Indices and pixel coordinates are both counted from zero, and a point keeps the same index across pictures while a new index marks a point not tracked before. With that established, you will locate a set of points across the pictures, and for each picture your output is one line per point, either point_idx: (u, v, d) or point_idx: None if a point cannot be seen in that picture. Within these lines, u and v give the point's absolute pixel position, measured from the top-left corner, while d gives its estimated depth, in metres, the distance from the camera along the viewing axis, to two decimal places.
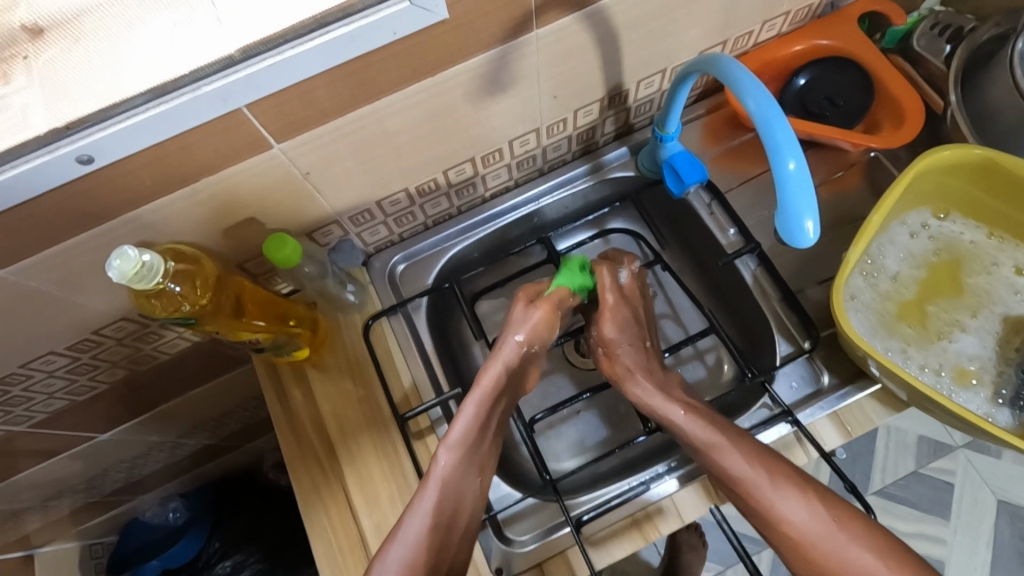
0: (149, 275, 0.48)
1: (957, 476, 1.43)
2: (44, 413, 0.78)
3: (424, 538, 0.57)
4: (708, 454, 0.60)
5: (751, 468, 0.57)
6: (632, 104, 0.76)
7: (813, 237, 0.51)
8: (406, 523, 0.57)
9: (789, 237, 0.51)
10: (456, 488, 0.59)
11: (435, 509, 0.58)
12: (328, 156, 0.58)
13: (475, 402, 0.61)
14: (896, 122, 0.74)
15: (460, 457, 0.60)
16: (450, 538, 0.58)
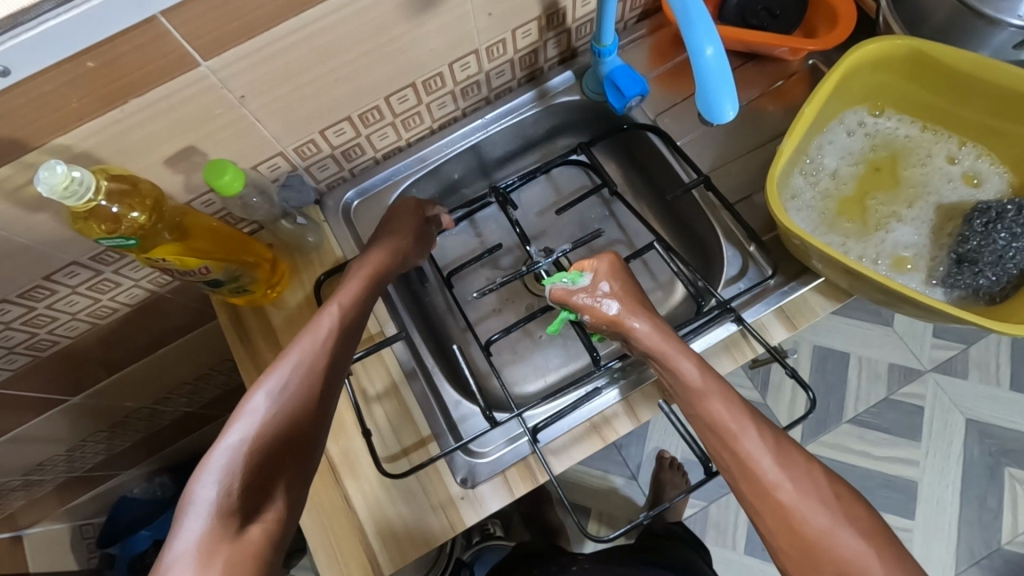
0: (80, 191, 0.48)
1: (927, 400, 1.38)
2: (8, 371, 0.79)
3: (305, 388, 0.54)
4: (694, 403, 0.57)
5: (746, 430, 0.55)
6: (572, 25, 0.76)
7: (732, 116, 0.52)
8: (274, 374, 0.54)
9: (711, 119, 0.52)
10: (333, 347, 0.58)
11: (315, 366, 0.56)
12: (260, 77, 0.58)
13: (357, 287, 0.63)
14: (830, 26, 0.76)
15: (345, 322, 0.60)
16: (329, 404, 0.56)
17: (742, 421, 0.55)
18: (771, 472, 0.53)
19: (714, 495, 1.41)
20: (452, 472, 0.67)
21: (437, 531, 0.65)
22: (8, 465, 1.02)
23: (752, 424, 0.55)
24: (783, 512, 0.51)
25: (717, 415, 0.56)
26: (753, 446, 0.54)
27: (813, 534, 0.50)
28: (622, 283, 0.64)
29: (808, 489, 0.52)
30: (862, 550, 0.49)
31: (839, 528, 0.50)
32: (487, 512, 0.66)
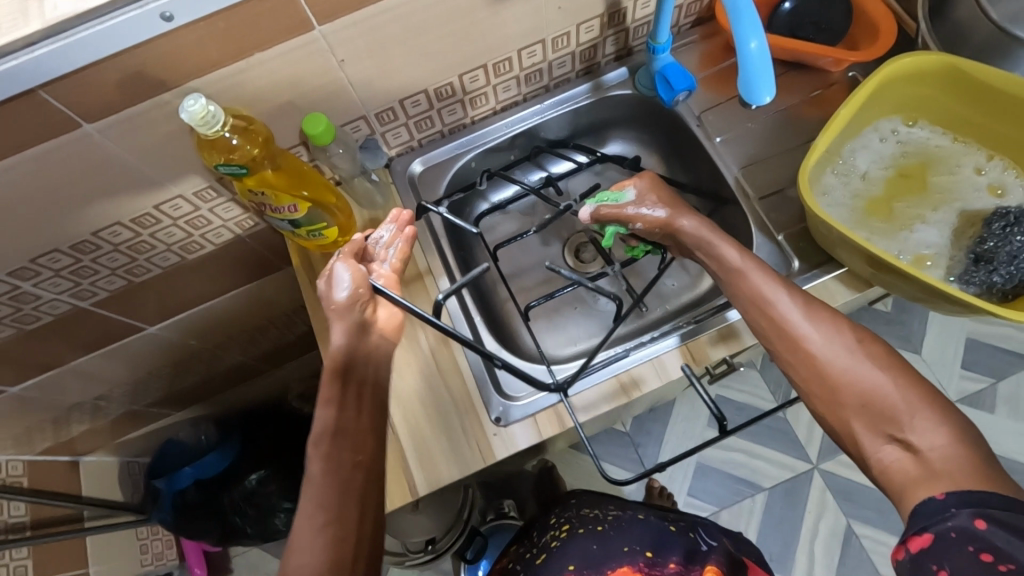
0: (212, 122, 0.58)
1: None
2: (106, 291, 0.90)
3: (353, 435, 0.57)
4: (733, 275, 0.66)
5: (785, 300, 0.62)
6: (631, 25, 0.84)
7: (767, 99, 0.60)
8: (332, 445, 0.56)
9: (749, 100, 0.60)
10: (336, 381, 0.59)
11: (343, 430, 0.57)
12: (358, 46, 0.68)
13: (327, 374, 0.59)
14: (872, 39, 0.82)
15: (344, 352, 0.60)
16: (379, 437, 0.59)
17: (780, 291, 0.63)
18: (811, 331, 0.60)
19: (727, 501, 1.45)
20: (488, 410, 0.75)
21: (470, 461, 0.73)
22: (82, 385, 1.13)
23: (789, 290, 0.63)
24: (824, 358, 0.59)
25: (763, 285, 0.64)
26: (783, 304, 0.62)
27: (840, 374, 0.58)
28: (662, 195, 0.75)
29: (848, 337, 0.59)
30: (881, 379, 0.56)
31: (858, 360, 0.58)
32: (517, 450, 0.73)
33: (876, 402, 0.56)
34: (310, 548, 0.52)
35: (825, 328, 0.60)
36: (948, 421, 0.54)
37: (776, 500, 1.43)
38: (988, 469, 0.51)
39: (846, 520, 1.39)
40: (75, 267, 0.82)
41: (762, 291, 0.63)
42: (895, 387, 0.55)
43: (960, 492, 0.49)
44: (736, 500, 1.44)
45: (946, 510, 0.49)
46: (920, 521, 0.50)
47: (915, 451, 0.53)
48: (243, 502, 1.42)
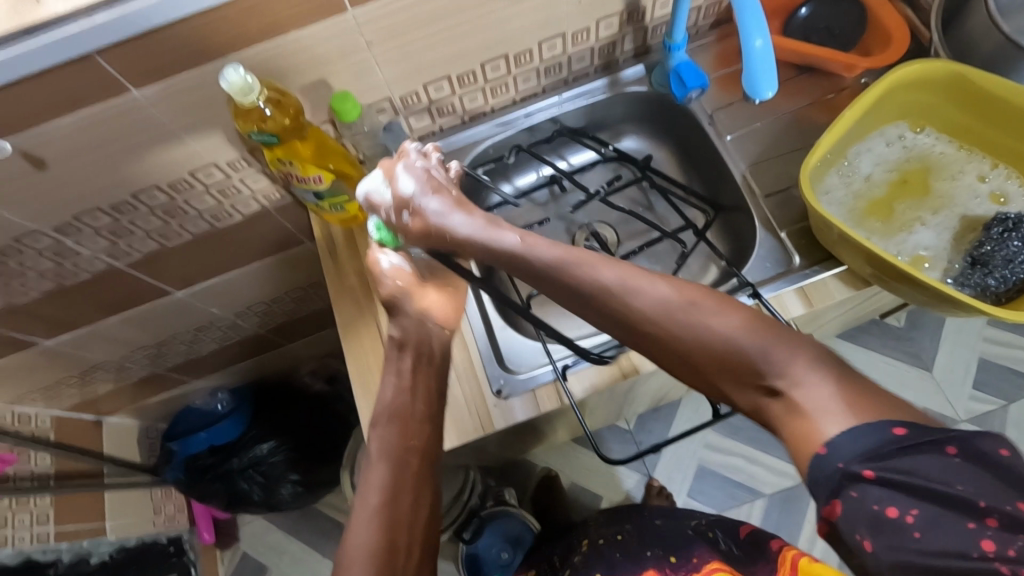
0: (248, 92, 0.63)
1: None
2: (139, 253, 0.96)
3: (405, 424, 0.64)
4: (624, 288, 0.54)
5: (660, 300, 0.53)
6: (649, 23, 0.87)
7: (769, 95, 0.62)
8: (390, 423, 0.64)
9: (751, 94, 0.63)
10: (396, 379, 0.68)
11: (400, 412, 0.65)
12: (387, 29, 0.72)
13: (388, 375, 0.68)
14: (885, 47, 0.84)
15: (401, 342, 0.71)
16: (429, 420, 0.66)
17: (625, 277, 0.54)
18: (685, 304, 0.51)
19: (724, 504, 1.46)
20: (490, 382, 0.78)
21: (470, 428, 0.76)
22: (110, 344, 1.19)
23: (634, 273, 0.54)
24: (672, 330, 0.51)
25: (595, 274, 0.55)
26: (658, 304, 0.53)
27: (718, 342, 0.49)
28: None
29: (709, 304, 0.51)
30: (781, 340, 0.48)
31: (739, 330, 0.49)
32: (515, 422, 0.77)
33: (757, 364, 0.48)
34: (365, 529, 0.57)
35: (671, 300, 0.52)
36: (843, 375, 0.47)
37: (773, 506, 1.44)
38: (873, 399, 0.45)
39: (843, 531, 1.39)
40: (112, 226, 0.87)
41: (594, 277, 0.55)
42: (798, 355, 0.47)
43: (845, 442, 0.43)
44: (733, 503, 1.45)
45: (837, 468, 0.43)
46: (823, 490, 0.44)
47: (793, 394, 0.47)
48: (251, 470, 1.47)
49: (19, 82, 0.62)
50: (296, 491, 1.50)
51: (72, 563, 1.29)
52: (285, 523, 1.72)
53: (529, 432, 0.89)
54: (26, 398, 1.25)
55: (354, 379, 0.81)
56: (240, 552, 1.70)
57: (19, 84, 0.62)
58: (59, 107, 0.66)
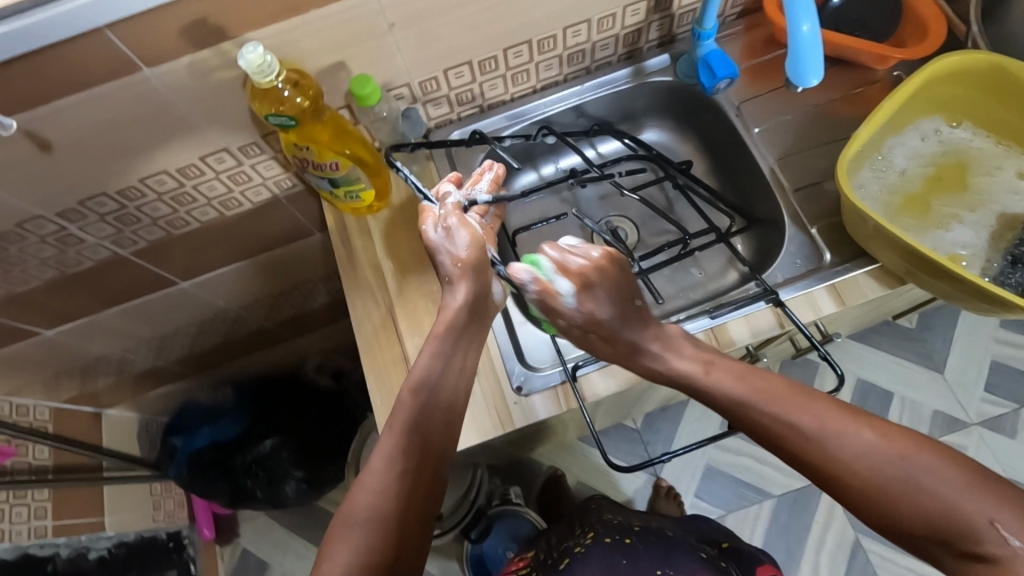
0: (267, 71, 0.60)
1: (969, 453, 1.34)
2: (146, 242, 0.93)
3: (430, 410, 0.58)
4: (803, 431, 0.52)
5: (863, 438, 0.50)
6: (676, 11, 0.85)
7: (815, 81, 0.60)
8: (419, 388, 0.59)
9: (797, 80, 0.61)
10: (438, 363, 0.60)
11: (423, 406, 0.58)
12: (408, 10, 0.69)
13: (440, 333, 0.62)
14: (920, 39, 0.82)
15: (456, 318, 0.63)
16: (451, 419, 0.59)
17: (825, 422, 0.51)
18: (896, 457, 0.48)
19: (734, 506, 1.44)
20: (509, 378, 0.76)
21: (488, 426, 0.74)
22: (112, 335, 1.17)
23: (830, 424, 0.51)
24: (865, 485, 0.49)
25: (777, 408, 0.53)
26: (843, 431, 0.50)
27: (894, 487, 0.48)
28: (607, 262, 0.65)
29: (924, 458, 0.48)
30: (980, 500, 0.45)
31: (928, 475, 0.47)
32: (535, 420, 0.74)
33: (940, 518, 0.46)
34: (391, 446, 0.56)
35: (801, 418, 0.52)
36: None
37: (784, 509, 1.42)
38: None
39: (855, 535, 1.37)
40: (118, 213, 0.84)
41: (791, 420, 0.52)
42: (993, 506, 0.45)
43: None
44: (743, 505, 1.43)
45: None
46: None
47: (1005, 564, 0.44)
48: (255, 466, 1.45)
49: (26, 58, 0.59)
50: (300, 488, 1.47)
51: (69, 559, 1.26)
52: (287, 520, 1.69)
53: (546, 430, 0.87)
54: (24, 389, 1.22)
55: (369, 374, 0.78)
56: (241, 549, 1.67)
57: (26, 58, 0.59)
58: (67, 86, 0.63)
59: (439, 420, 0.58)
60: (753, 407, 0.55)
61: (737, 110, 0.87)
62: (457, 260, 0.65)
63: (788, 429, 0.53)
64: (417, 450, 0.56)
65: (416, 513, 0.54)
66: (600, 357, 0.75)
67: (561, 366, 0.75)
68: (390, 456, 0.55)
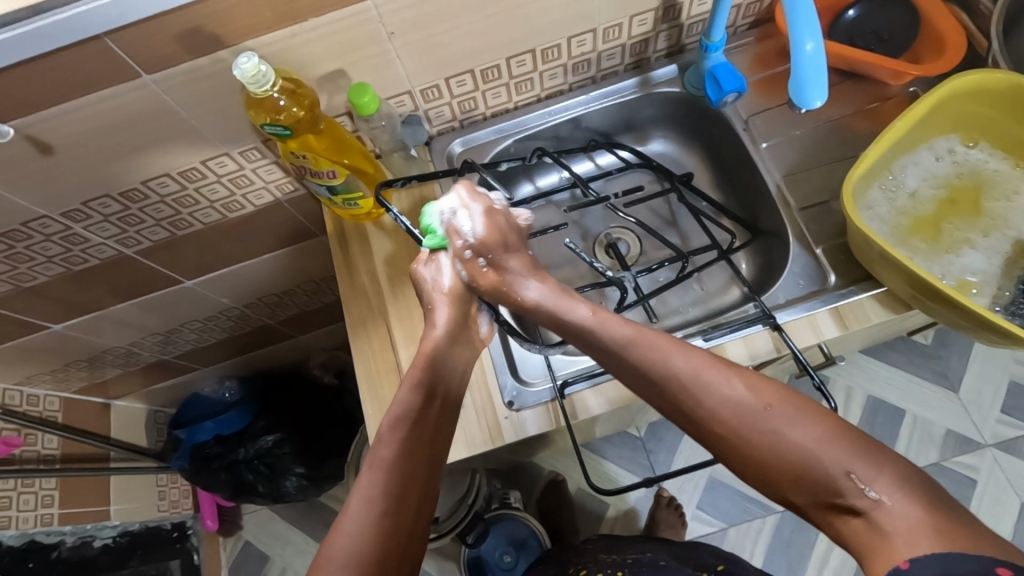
0: (262, 81, 0.60)
1: (981, 475, 1.30)
2: (149, 242, 0.93)
3: (408, 441, 0.58)
4: (675, 379, 0.54)
5: (736, 388, 0.52)
6: (685, 22, 0.83)
7: (818, 103, 0.58)
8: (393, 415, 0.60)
9: (799, 102, 0.59)
10: (416, 398, 0.61)
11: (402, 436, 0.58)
12: (408, 19, 0.69)
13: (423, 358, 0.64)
14: (937, 53, 0.79)
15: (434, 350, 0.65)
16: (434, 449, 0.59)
17: (698, 370, 0.54)
18: (761, 410, 0.50)
19: (735, 520, 1.42)
20: (502, 392, 0.75)
21: (478, 440, 0.73)
22: (119, 329, 1.18)
23: (704, 367, 0.53)
24: (733, 437, 0.51)
25: (651, 361, 0.56)
26: (715, 379, 0.53)
27: (763, 446, 0.50)
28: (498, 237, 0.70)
29: (788, 411, 0.50)
30: (840, 450, 0.47)
31: (789, 425, 0.49)
32: (526, 436, 0.73)
33: (800, 467, 0.48)
34: (372, 485, 0.54)
35: (678, 368, 0.54)
36: (920, 490, 0.46)
37: (786, 524, 1.39)
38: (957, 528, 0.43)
39: None
40: (122, 214, 0.85)
41: (665, 366, 0.55)
42: (852, 456, 0.47)
43: (928, 562, 0.42)
44: (745, 519, 1.41)
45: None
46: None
47: (867, 514, 0.46)
48: (257, 460, 1.45)
49: (26, 65, 0.60)
50: (301, 484, 1.48)
51: (75, 545, 1.30)
52: (289, 514, 1.70)
53: (541, 443, 0.86)
54: (35, 379, 1.25)
55: (362, 383, 0.78)
56: (243, 541, 1.69)
57: (28, 64, 0.60)
58: (67, 91, 0.64)
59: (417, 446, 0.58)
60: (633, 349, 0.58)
61: (747, 123, 0.84)
62: (441, 291, 0.69)
63: (663, 382, 0.55)
64: (400, 484, 0.55)
65: (400, 554, 0.52)
66: (591, 375, 0.75)
67: (550, 383, 0.75)
68: (370, 498, 0.54)
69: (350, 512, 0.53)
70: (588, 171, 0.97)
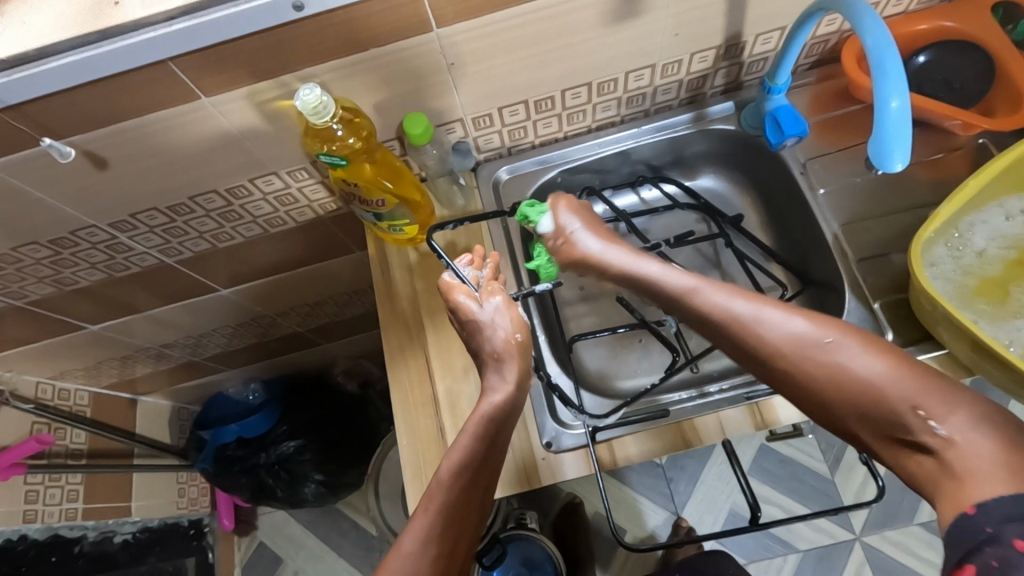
0: (323, 112, 0.59)
1: None
2: (191, 252, 0.94)
3: (467, 486, 0.57)
4: (745, 322, 0.56)
5: (798, 323, 0.54)
6: (746, 60, 0.81)
7: (901, 165, 0.55)
8: (456, 454, 0.59)
9: (879, 162, 0.56)
10: (481, 447, 0.60)
11: (462, 478, 0.57)
12: (468, 50, 0.67)
13: (482, 415, 0.61)
14: (1012, 107, 0.75)
15: (509, 399, 0.63)
16: (487, 493, 0.58)
17: (758, 308, 0.56)
18: (823, 343, 0.52)
19: (757, 557, 1.38)
20: (540, 433, 0.73)
21: (514, 480, 0.72)
22: (152, 332, 1.19)
23: (710, 283, 0.60)
24: (743, 338, 0.56)
25: (712, 302, 0.59)
26: (775, 316, 0.55)
27: (828, 379, 0.52)
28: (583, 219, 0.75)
29: (852, 343, 0.52)
30: (895, 372, 0.50)
31: (854, 354, 0.51)
32: (563, 480, 0.72)
33: (866, 402, 0.50)
34: (425, 527, 0.54)
35: (739, 306, 0.57)
36: (995, 432, 0.46)
37: (810, 565, 1.36)
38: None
39: None
40: (167, 227, 0.86)
41: (726, 306, 0.57)
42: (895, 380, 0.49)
43: (1000, 504, 0.43)
44: (766, 557, 1.38)
45: (982, 530, 0.43)
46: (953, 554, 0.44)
47: (938, 454, 0.47)
48: (278, 466, 1.45)
49: (90, 85, 0.60)
50: (320, 491, 1.49)
51: (96, 540, 1.31)
52: (304, 517, 1.71)
53: None
54: (67, 375, 1.26)
55: (398, 412, 0.77)
56: (257, 541, 1.70)
57: (93, 85, 0.60)
58: (127, 111, 0.64)
59: (474, 490, 0.57)
60: (697, 297, 0.60)
61: (806, 167, 0.82)
62: (507, 338, 0.65)
63: (728, 323, 0.57)
64: (452, 532, 0.55)
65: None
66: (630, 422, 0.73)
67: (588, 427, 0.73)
68: (423, 539, 0.53)
69: (399, 548, 0.54)
70: (632, 205, 0.96)
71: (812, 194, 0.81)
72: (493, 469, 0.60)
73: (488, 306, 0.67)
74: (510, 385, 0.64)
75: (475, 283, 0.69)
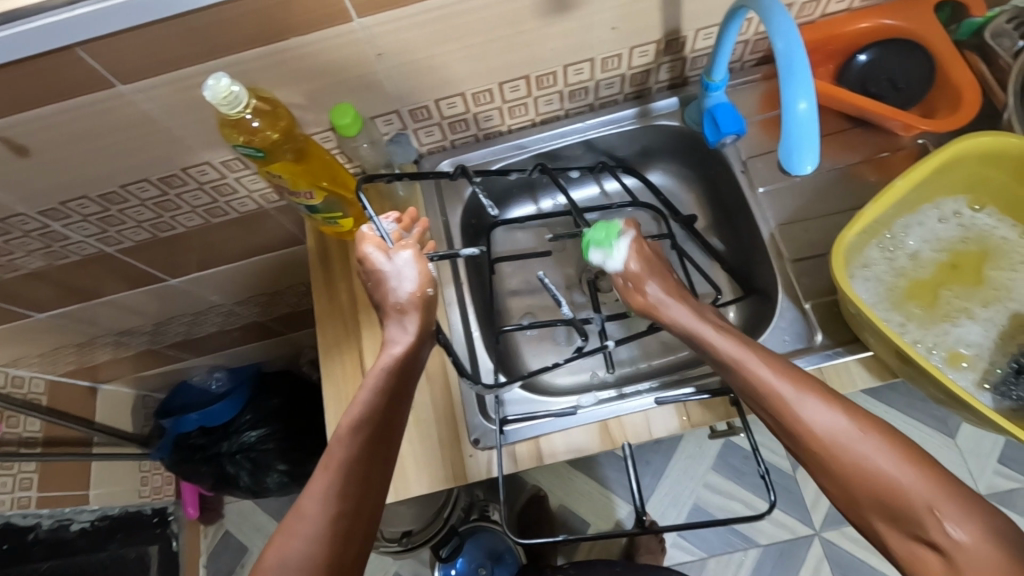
0: (235, 102, 0.58)
1: None
2: (131, 242, 0.92)
3: (367, 440, 0.57)
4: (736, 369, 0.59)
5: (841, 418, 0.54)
6: (690, 55, 0.80)
7: (808, 168, 0.55)
8: (354, 408, 0.59)
9: (788, 163, 0.56)
10: (381, 401, 0.59)
11: (362, 436, 0.57)
12: (397, 40, 0.66)
13: (384, 368, 0.61)
14: (952, 108, 0.74)
15: (411, 353, 0.62)
16: (390, 448, 0.59)
17: (801, 392, 0.56)
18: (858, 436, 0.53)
19: (717, 550, 1.39)
20: (467, 429, 0.73)
21: (442, 476, 0.72)
22: (108, 320, 1.18)
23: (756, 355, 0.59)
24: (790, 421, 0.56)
25: (761, 380, 0.57)
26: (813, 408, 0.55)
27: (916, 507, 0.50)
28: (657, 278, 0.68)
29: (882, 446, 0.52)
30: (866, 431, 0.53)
31: (814, 409, 0.55)
32: (490, 475, 0.72)
33: (827, 449, 0.54)
34: (327, 484, 0.55)
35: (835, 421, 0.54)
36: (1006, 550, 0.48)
37: (768, 559, 1.36)
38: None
39: None
40: (103, 215, 0.84)
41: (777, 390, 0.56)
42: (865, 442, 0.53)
43: None
44: (726, 551, 1.38)
45: None
46: None
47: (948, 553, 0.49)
48: (239, 456, 1.44)
49: None
50: (282, 481, 1.48)
51: (52, 528, 1.31)
52: (272, 506, 1.71)
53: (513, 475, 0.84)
54: (21, 362, 1.25)
55: (329, 406, 0.77)
56: (224, 529, 1.70)
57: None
58: (40, 98, 0.63)
59: (371, 449, 0.57)
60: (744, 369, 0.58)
61: (746, 164, 0.81)
62: (412, 291, 0.64)
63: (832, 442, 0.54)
64: (355, 492, 0.55)
65: (352, 556, 0.54)
66: (556, 418, 0.73)
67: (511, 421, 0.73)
68: (325, 498, 0.54)
69: (301, 509, 0.54)
70: (593, 196, 0.95)
71: (750, 193, 0.80)
72: (396, 423, 0.60)
73: (397, 259, 0.65)
74: (411, 338, 0.63)
75: (395, 237, 0.68)
